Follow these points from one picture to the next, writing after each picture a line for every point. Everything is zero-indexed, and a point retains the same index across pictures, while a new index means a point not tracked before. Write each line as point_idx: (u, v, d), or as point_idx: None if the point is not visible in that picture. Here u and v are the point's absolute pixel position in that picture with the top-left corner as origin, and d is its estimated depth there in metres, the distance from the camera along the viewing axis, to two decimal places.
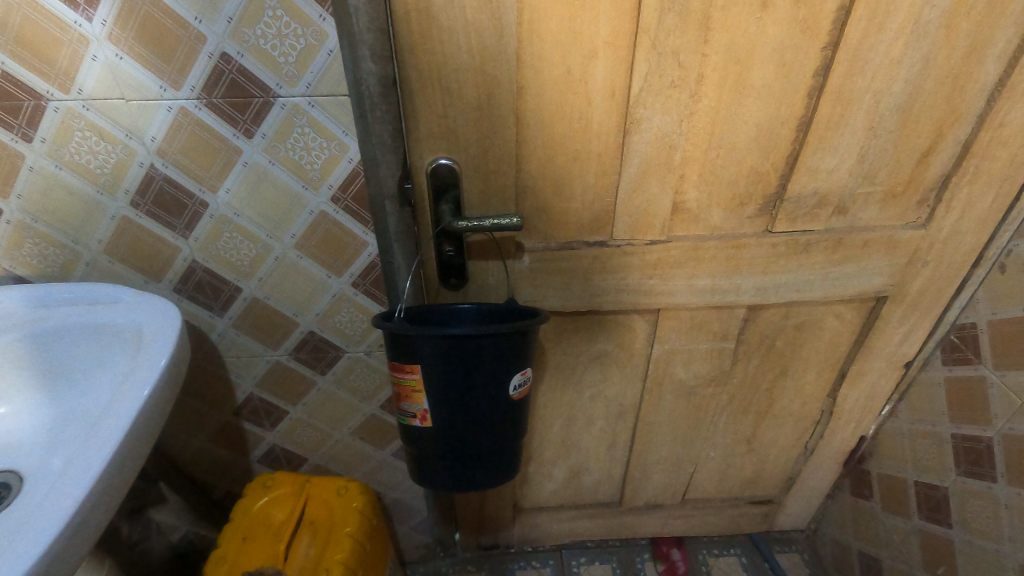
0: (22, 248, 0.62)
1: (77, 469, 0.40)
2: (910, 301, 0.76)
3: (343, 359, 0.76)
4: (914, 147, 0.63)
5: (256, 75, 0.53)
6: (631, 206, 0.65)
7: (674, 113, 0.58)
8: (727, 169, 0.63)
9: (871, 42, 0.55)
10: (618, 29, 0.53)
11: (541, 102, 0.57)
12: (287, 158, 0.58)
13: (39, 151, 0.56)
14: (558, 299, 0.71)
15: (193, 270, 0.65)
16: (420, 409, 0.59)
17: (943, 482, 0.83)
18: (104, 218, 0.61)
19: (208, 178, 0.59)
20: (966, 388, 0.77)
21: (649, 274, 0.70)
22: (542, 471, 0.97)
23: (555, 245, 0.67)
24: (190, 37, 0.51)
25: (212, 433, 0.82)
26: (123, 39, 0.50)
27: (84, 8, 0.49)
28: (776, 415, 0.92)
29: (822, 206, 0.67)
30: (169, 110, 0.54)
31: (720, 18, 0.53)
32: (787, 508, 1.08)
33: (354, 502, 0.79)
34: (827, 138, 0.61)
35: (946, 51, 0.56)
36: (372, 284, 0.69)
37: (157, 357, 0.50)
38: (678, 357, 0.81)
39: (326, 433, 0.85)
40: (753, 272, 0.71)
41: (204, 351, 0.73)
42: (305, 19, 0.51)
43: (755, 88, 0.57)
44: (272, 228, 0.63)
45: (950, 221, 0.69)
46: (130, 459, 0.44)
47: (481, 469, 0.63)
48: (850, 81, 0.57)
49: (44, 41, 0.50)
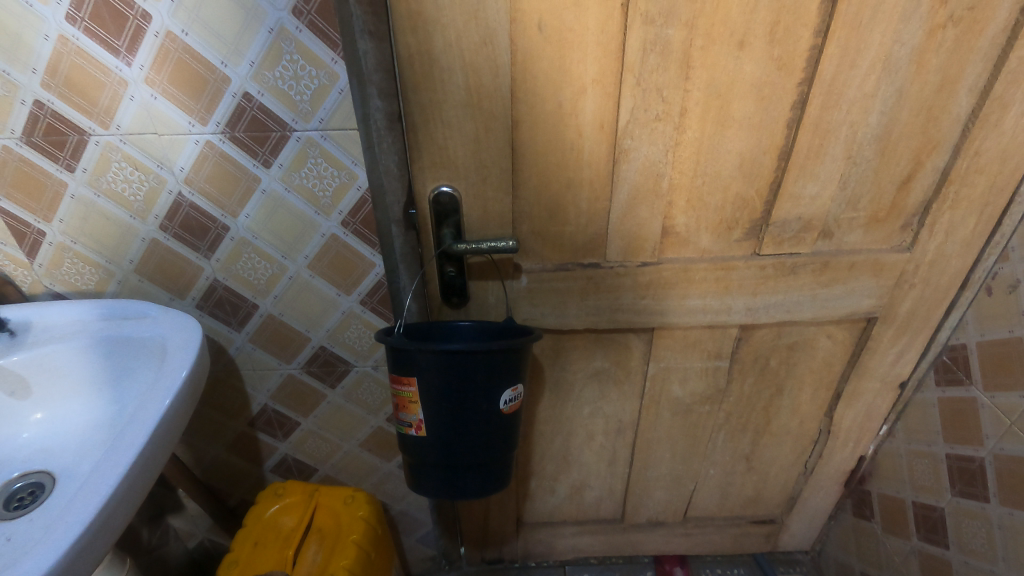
0: (61, 266, 0.67)
1: (106, 469, 0.44)
2: (901, 322, 0.78)
3: (351, 373, 0.81)
4: (894, 175, 0.66)
5: (275, 111, 0.58)
6: (623, 230, 0.69)
7: (661, 144, 0.62)
8: (713, 195, 0.67)
9: (844, 78, 0.59)
10: (605, 68, 0.57)
11: (535, 136, 0.61)
12: (302, 186, 0.63)
13: (80, 180, 0.61)
14: (555, 317, 0.75)
15: (214, 288, 0.71)
16: (416, 419, 0.62)
17: (940, 502, 0.84)
18: (136, 240, 0.66)
19: (230, 205, 0.64)
20: (959, 409, 0.78)
21: (642, 294, 0.74)
22: (544, 486, 1.00)
23: (550, 266, 0.71)
24: (217, 79, 0.56)
25: (229, 441, 0.87)
26: (157, 82, 0.56)
27: (124, 55, 0.55)
28: (774, 433, 0.93)
29: (807, 230, 0.70)
30: (196, 143, 0.60)
31: (700, 57, 0.57)
32: (789, 528, 1.09)
33: (360, 511, 0.82)
34: (807, 166, 0.65)
35: (918, 84, 0.60)
36: (379, 302, 0.73)
37: (180, 368, 0.55)
38: (674, 375, 0.84)
39: (336, 444, 0.89)
40: (743, 293, 0.74)
41: (222, 364, 0.78)
42: (319, 62, 0.56)
43: (736, 120, 0.61)
44: (287, 249, 0.68)
45: (934, 244, 0.71)
46: (152, 462, 0.48)
47: (475, 480, 0.66)
48: (827, 113, 0.61)
49: (89, 84, 0.56)
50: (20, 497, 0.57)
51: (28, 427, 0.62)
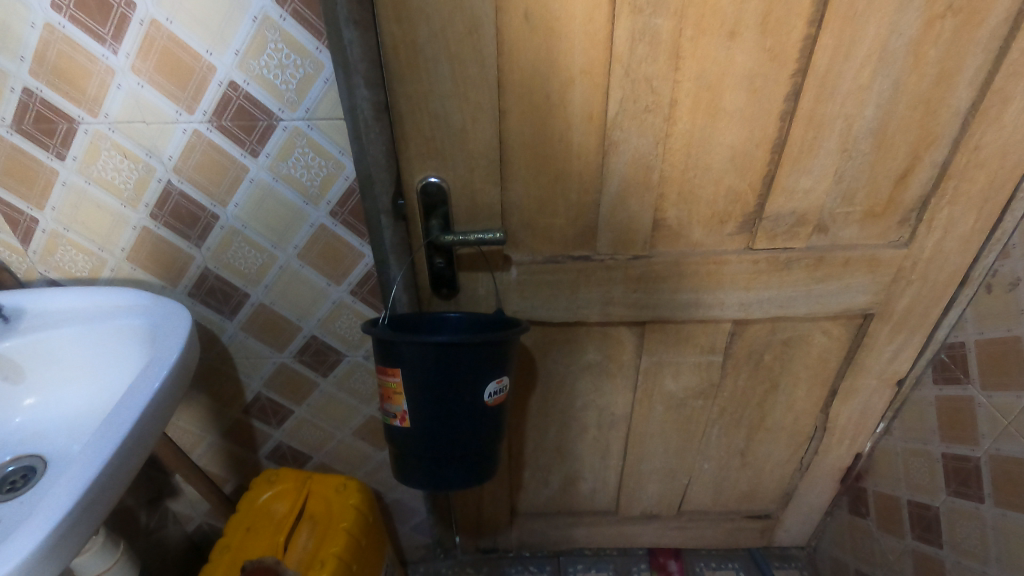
0: (56, 254, 0.68)
1: (91, 453, 0.45)
2: (897, 319, 0.77)
3: (343, 363, 0.81)
4: (891, 169, 0.65)
5: (261, 101, 0.58)
6: (613, 223, 0.68)
7: (650, 136, 0.61)
8: (705, 189, 0.66)
9: (838, 70, 0.57)
10: (592, 58, 0.56)
11: (523, 127, 0.61)
12: (290, 176, 0.63)
13: (71, 168, 0.62)
14: (546, 309, 0.75)
15: (205, 277, 0.71)
16: (400, 410, 0.62)
17: (935, 501, 0.83)
18: (127, 229, 0.67)
19: (219, 194, 0.64)
20: (956, 408, 0.77)
21: (633, 288, 0.73)
22: (538, 477, 1.00)
23: (540, 259, 0.71)
24: (202, 68, 0.56)
25: (225, 428, 0.88)
26: (143, 70, 0.56)
27: (110, 43, 0.55)
28: (769, 429, 0.93)
29: (801, 224, 0.68)
30: (184, 132, 0.60)
31: (689, 47, 0.56)
32: (784, 524, 1.08)
33: (351, 499, 0.83)
34: (801, 159, 0.63)
35: (915, 77, 0.58)
36: (369, 292, 0.74)
37: (169, 354, 0.56)
38: (667, 369, 0.84)
39: (329, 433, 0.90)
40: (735, 288, 0.73)
41: (215, 352, 0.78)
42: (304, 51, 0.56)
43: (727, 112, 0.60)
44: (276, 239, 0.68)
45: (932, 240, 0.69)
46: (139, 445, 0.49)
47: (460, 472, 0.66)
48: (821, 105, 0.59)
49: (77, 72, 0.56)
50: (13, 479, 0.59)
51: (20, 411, 0.63)
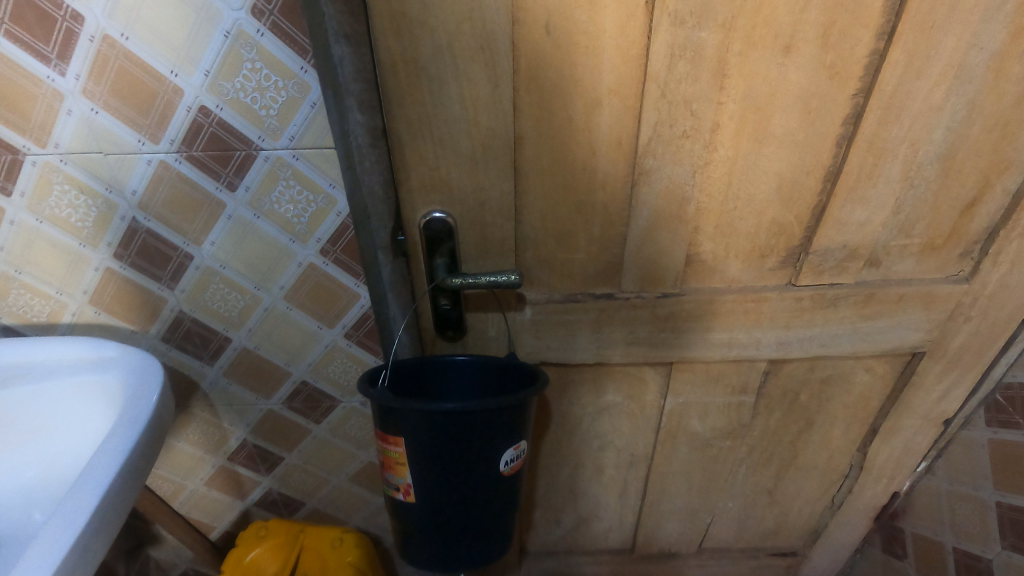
0: (7, 298, 0.60)
1: (48, 541, 0.36)
2: (950, 358, 0.70)
3: (337, 408, 0.73)
4: (956, 199, 0.57)
5: (238, 128, 0.50)
6: (641, 258, 0.60)
7: (687, 164, 0.54)
8: (746, 221, 0.58)
9: (908, 89, 0.50)
10: (624, 76, 0.49)
11: (541, 155, 0.53)
12: (273, 212, 0.55)
13: (19, 205, 0.54)
14: (563, 351, 0.67)
15: (180, 320, 0.63)
16: (403, 483, 0.55)
17: (986, 552, 0.77)
18: (88, 270, 0.58)
19: (192, 231, 0.56)
20: (1014, 454, 0.71)
21: (660, 327, 0.65)
22: (548, 517, 0.93)
23: (558, 297, 0.63)
24: (167, 91, 0.48)
25: (207, 476, 0.80)
26: (97, 93, 0.48)
27: (56, 63, 0.46)
28: (800, 467, 0.86)
29: (852, 258, 0.61)
30: (149, 163, 0.52)
31: (737, 64, 0.48)
32: (811, 561, 1.01)
33: (348, 556, 0.76)
34: (857, 189, 0.56)
35: (994, 96, 0.50)
36: (365, 335, 0.66)
37: (142, 409, 0.48)
38: (693, 409, 0.76)
39: (323, 479, 0.82)
40: (774, 326, 0.66)
41: (194, 399, 0.70)
42: (286, 71, 0.48)
43: (776, 137, 0.52)
44: (260, 279, 0.60)
45: (997, 275, 0.62)
46: (112, 517, 0.41)
47: (472, 547, 0.58)
48: (885, 129, 0.52)
49: (18, 96, 0.48)
50: None
51: None
